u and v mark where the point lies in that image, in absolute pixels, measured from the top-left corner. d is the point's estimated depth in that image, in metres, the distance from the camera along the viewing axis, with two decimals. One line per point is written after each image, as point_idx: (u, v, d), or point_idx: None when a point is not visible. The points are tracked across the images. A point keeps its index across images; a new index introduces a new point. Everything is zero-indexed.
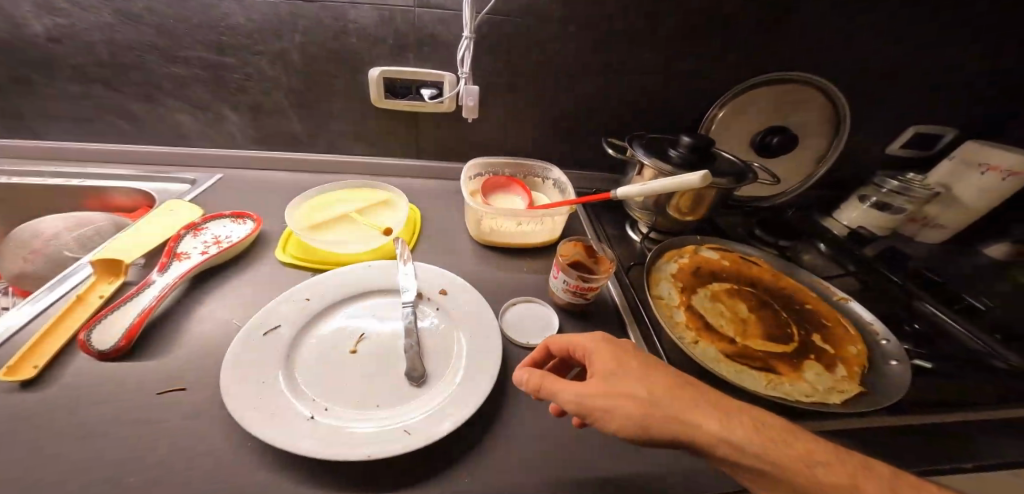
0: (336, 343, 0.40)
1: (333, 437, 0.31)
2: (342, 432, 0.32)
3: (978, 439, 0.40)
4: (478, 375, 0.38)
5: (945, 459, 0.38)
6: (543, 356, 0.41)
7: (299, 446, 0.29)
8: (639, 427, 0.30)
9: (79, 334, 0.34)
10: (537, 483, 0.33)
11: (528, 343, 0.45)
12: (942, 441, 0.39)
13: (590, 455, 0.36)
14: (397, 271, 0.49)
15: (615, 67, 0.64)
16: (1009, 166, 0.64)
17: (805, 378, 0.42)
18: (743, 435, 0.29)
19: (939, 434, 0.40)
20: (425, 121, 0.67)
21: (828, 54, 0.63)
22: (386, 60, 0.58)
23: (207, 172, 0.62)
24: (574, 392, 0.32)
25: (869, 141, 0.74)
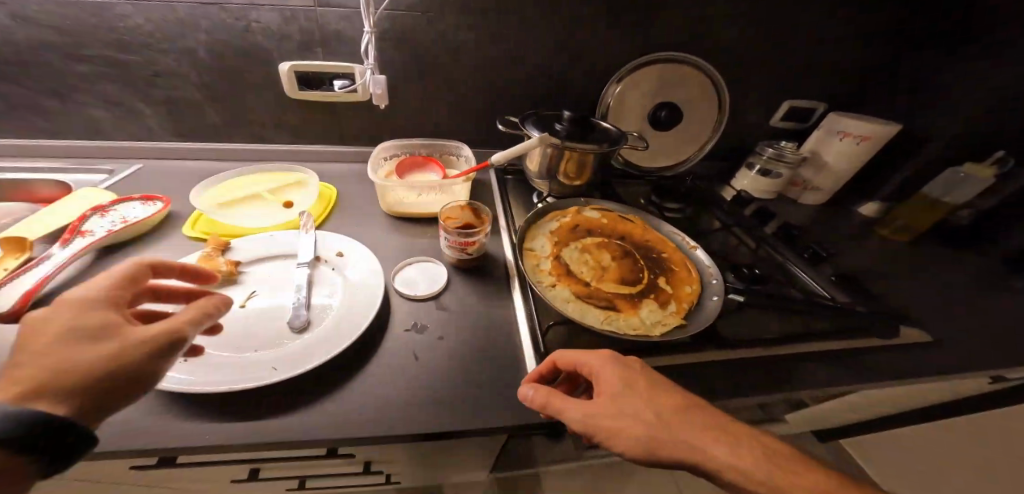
0: (226, 300, 0.45)
1: (201, 374, 0.36)
2: (210, 368, 0.37)
3: (788, 368, 0.47)
4: (350, 322, 0.44)
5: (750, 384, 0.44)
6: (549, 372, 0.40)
7: (177, 381, 0.35)
8: (648, 450, 0.31)
9: None
10: (378, 402, 0.40)
11: (415, 295, 0.51)
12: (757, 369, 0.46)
13: (433, 380, 0.42)
14: (298, 238, 0.54)
15: (513, 55, 0.73)
16: (859, 132, 0.78)
17: (642, 312, 0.48)
18: (760, 468, 0.30)
19: (756, 362, 0.47)
20: (340, 108, 0.73)
21: (704, 39, 0.76)
22: (294, 55, 0.64)
23: (140, 161, 0.69)
24: (579, 413, 0.33)
25: (747, 118, 0.88)
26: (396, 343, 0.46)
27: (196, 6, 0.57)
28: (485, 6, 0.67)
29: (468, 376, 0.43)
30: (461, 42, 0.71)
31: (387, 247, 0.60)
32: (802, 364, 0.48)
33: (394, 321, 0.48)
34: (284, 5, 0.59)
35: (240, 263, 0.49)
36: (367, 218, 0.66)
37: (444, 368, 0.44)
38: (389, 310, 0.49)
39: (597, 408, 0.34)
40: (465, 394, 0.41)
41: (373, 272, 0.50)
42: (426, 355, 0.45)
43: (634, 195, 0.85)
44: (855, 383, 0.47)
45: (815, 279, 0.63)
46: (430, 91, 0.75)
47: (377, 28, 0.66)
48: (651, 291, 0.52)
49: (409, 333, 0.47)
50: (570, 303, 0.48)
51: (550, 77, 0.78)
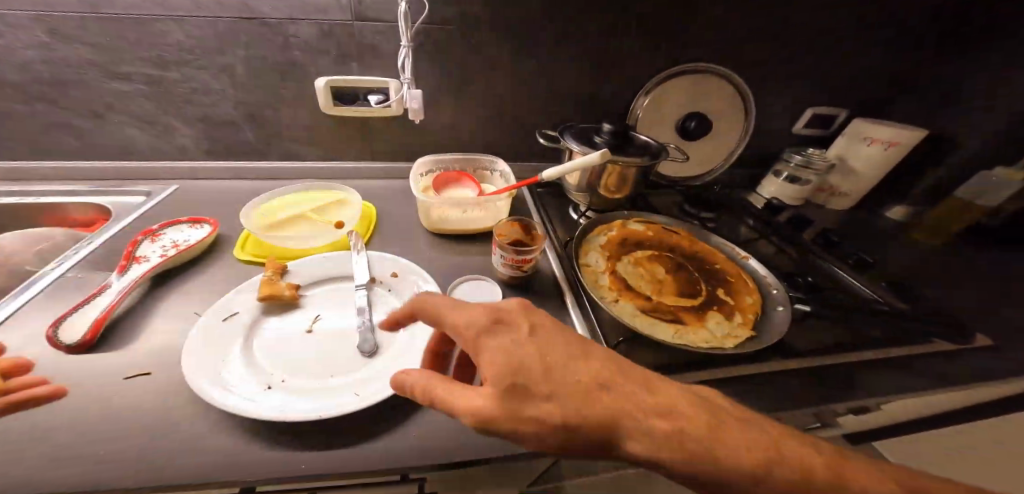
0: (292, 325, 0.44)
1: (288, 404, 0.35)
2: (295, 398, 0.36)
3: (866, 379, 0.47)
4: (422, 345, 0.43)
5: (836, 398, 0.43)
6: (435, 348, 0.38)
7: (271, 410, 0.34)
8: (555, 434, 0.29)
9: (47, 331, 0.39)
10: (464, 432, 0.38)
11: None
12: (835, 381, 0.46)
13: None
14: (352, 260, 0.53)
15: (546, 66, 0.73)
16: (886, 138, 0.79)
17: (714, 325, 0.48)
18: (653, 426, 0.30)
19: (833, 376, 0.46)
20: (373, 123, 0.72)
21: (734, 47, 0.76)
22: (330, 70, 0.63)
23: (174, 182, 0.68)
24: (474, 407, 0.30)
25: (773, 125, 0.89)
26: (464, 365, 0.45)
27: (234, 22, 0.56)
28: (519, 19, 0.67)
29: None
30: (495, 54, 0.70)
31: (436, 265, 0.59)
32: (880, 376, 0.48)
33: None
34: (323, 19, 0.58)
35: (300, 286, 0.49)
36: (411, 236, 0.65)
37: None
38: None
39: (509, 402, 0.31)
40: None
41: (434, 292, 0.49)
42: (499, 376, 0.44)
43: (665, 204, 0.85)
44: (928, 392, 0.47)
45: (868, 286, 0.64)
46: (462, 104, 0.75)
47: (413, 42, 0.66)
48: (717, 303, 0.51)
49: None
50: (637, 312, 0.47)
51: (582, 87, 0.78)
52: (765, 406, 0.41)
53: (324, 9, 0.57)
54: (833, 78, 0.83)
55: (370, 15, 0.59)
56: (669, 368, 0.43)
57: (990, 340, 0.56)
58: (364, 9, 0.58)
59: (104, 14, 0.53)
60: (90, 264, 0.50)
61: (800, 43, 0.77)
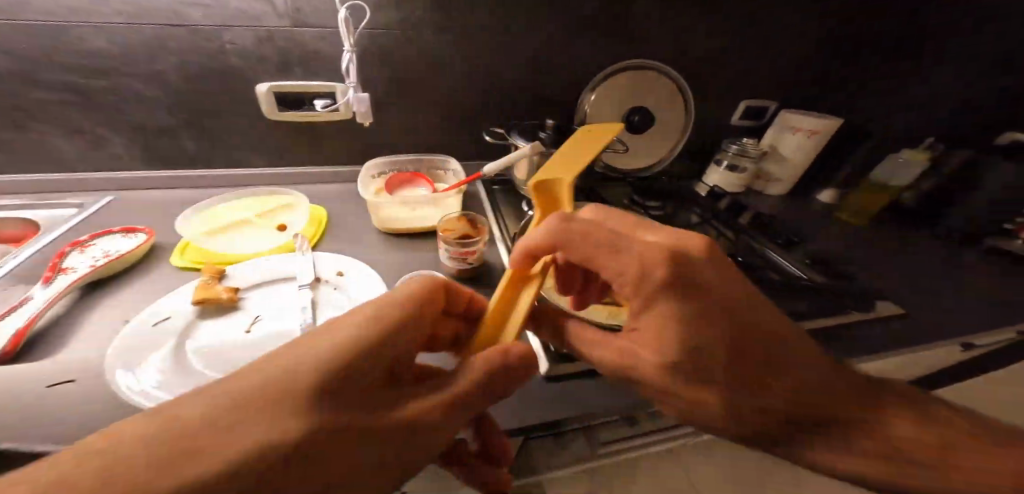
0: (230, 327, 0.44)
1: None
2: None
3: None
4: None
5: None
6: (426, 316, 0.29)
7: None
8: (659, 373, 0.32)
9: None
10: None
11: None
12: None
13: None
14: (296, 261, 0.54)
15: (494, 67, 0.76)
16: (809, 127, 0.86)
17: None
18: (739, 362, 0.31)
19: None
20: (321, 129, 0.72)
21: (668, 45, 0.81)
22: (272, 76, 0.63)
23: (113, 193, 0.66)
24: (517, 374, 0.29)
25: (713, 118, 0.95)
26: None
27: (164, 29, 0.55)
28: (462, 23, 0.69)
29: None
30: (442, 57, 0.72)
31: (386, 264, 0.60)
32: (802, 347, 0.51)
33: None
34: (258, 25, 0.58)
35: (239, 289, 0.49)
36: (362, 237, 0.66)
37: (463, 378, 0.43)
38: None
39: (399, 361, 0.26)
40: None
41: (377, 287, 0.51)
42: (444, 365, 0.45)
43: (615, 196, 0.88)
44: (840, 356, 0.51)
45: (796, 264, 0.69)
46: (413, 108, 0.76)
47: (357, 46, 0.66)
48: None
49: None
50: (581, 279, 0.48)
51: (530, 87, 0.80)
52: None
53: (261, 16, 0.57)
54: (761, 73, 0.89)
55: (309, 21, 0.59)
56: None
57: (902, 308, 0.61)
58: (303, 16, 0.59)
59: (20, 22, 0.51)
60: (17, 278, 0.49)
61: (728, 41, 0.83)
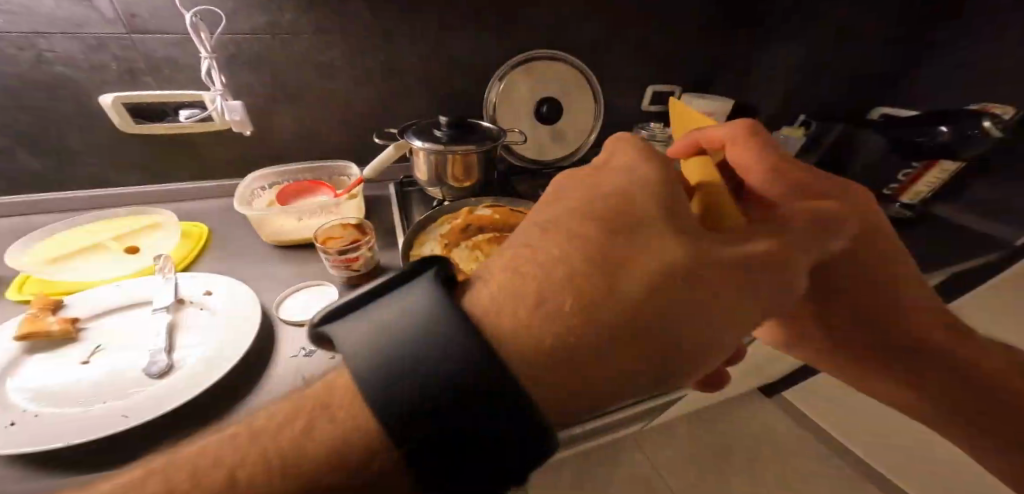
0: (65, 360, 0.40)
1: (29, 440, 0.31)
2: (41, 433, 0.32)
3: None
4: (224, 355, 0.40)
5: None
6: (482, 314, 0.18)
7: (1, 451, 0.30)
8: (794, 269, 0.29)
9: None
10: None
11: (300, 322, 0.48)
12: None
13: None
14: (154, 284, 0.50)
15: (386, 65, 0.73)
16: (707, 108, 0.90)
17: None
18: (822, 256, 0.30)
19: None
20: (197, 139, 0.69)
21: (563, 35, 0.82)
22: (117, 86, 0.60)
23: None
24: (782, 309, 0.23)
25: (623, 105, 0.97)
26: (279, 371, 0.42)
27: None
28: (339, 20, 0.66)
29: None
30: (324, 58, 0.68)
31: (270, 278, 0.57)
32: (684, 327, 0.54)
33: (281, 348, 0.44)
34: (86, 33, 0.55)
35: (78, 320, 0.44)
36: (248, 252, 0.61)
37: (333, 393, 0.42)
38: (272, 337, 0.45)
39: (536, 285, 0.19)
40: None
41: (245, 302, 0.48)
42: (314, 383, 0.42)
43: (533, 189, 0.88)
44: None
45: None
46: (302, 112, 0.72)
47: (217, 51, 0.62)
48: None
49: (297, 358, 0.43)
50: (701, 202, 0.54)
51: (431, 83, 0.78)
52: None
53: (86, 23, 0.54)
54: (662, 58, 0.92)
55: (149, 27, 0.57)
56: None
57: None
58: (141, 22, 0.56)
59: None
60: None
61: (622, 29, 0.84)
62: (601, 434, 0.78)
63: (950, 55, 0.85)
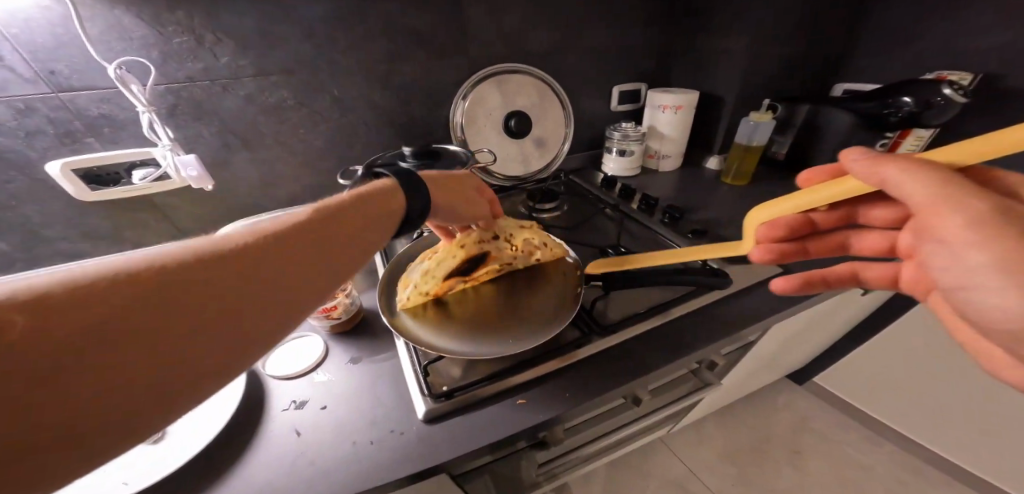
0: None
1: None
2: None
3: (655, 338, 0.54)
4: (217, 411, 0.44)
5: (626, 365, 0.51)
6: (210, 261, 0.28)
7: None
8: None
9: None
10: (260, 487, 0.38)
11: (286, 374, 0.50)
12: (630, 351, 0.52)
13: (325, 453, 0.41)
14: None
15: (342, 99, 0.72)
16: (672, 103, 0.91)
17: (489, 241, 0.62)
18: None
19: (626, 345, 0.53)
20: (157, 198, 0.68)
21: (517, 43, 0.80)
22: (60, 151, 0.58)
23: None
24: None
25: (590, 107, 0.97)
26: (272, 429, 0.44)
27: None
28: (282, 58, 0.64)
29: (369, 431, 0.44)
30: (274, 100, 0.67)
31: None
32: (667, 331, 0.55)
33: (271, 403, 0.47)
34: (11, 98, 0.53)
35: None
36: None
37: (331, 435, 0.43)
38: (259, 394, 0.48)
39: (352, 225, 0.38)
40: (371, 450, 0.42)
41: None
42: (311, 432, 0.43)
43: (514, 205, 0.87)
44: (709, 332, 0.54)
45: (678, 240, 0.70)
46: (264, 157, 0.71)
47: (153, 104, 0.60)
48: (508, 251, 0.64)
49: (288, 411, 0.46)
50: (815, 255, 0.51)
51: (391, 112, 0.77)
52: (562, 392, 0.48)
53: (4, 86, 0.52)
54: (618, 56, 0.92)
55: (72, 84, 0.55)
56: (472, 378, 0.48)
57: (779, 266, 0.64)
58: (61, 78, 0.54)
59: None
60: None
61: (573, 31, 0.84)
62: (620, 445, 0.77)
63: (902, 19, 0.86)
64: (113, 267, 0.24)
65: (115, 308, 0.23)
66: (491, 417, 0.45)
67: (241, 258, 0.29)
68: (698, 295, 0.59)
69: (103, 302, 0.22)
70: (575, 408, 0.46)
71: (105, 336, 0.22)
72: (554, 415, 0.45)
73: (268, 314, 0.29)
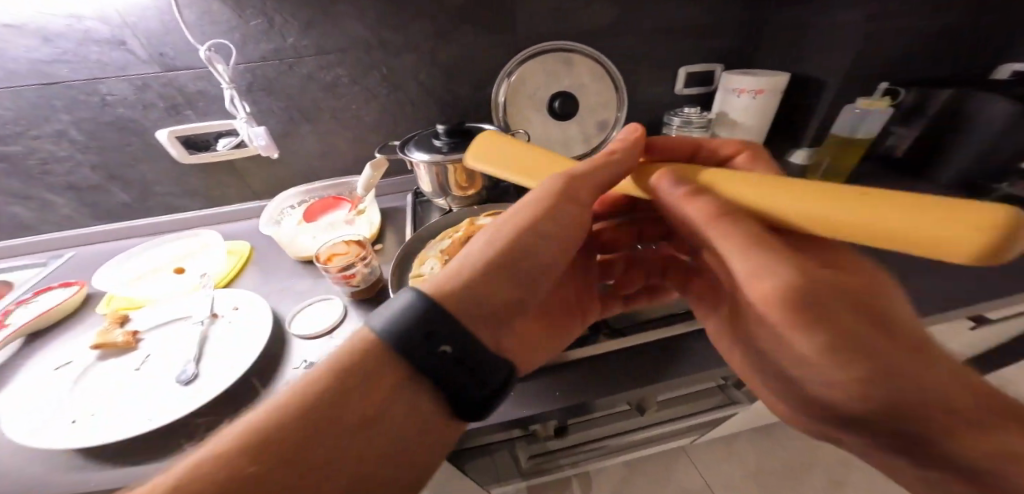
0: (123, 365, 0.49)
1: (81, 436, 0.39)
2: (91, 431, 0.39)
3: (672, 350, 0.48)
4: (238, 361, 0.47)
5: (630, 373, 0.46)
6: (341, 411, 0.25)
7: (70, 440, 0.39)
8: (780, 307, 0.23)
9: None
10: None
11: (311, 333, 0.52)
12: (640, 359, 0.48)
13: None
14: (200, 300, 0.58)
15: (390, 78, 0.74)
16: (750, 87, 0.77)
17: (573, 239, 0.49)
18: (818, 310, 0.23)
19: (636, 353, 0.48)
20: (237, 163, 0.79)
21: (571, 18, 0.75)
22: (167, 120, 0.70)
23: (97, 244, 0.80)
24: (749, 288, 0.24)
25: (649, 88, 0.87)
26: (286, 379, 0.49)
27: (46, 91, 0.63)
28: (338, 39, 0.68)
29: None
30: (331, 79, 0.72)
31: (289, 290, 0.63)
32: (689, 345, 0.49)
33: (285, 361, 0.49)
34: (135, 76, 0.65)
35: (139, 331, 0.54)
36: (278, 266, 0.68)
37: None
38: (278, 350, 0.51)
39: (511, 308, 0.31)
40: None
41: (263, 310, 0.55)
42: None
43: None
44: None
45: None
46: (321, 131, 0.78)
47: (234, 81, 0.68)
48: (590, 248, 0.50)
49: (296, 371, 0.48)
50: None
51: (436, 91, 0.78)
52: (554, 390, 0.45)
53: (128, 66, 0.63)
54: (690, 30, 0.81)
55: (175, 64, 0.65)
56: None
57: None
58: (168, 60, 0.65)
59: None
60: None
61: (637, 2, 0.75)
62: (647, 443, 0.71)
63: None
64: (254, 429, 0.24)
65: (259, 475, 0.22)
66: None
67: (366, 392, 0.26)
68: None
69: (254, 478, 0.22)
70: (563, 408, 0.43)
71: None
72: (539, 412, 0.43)
73: (402, 450, 0.27)
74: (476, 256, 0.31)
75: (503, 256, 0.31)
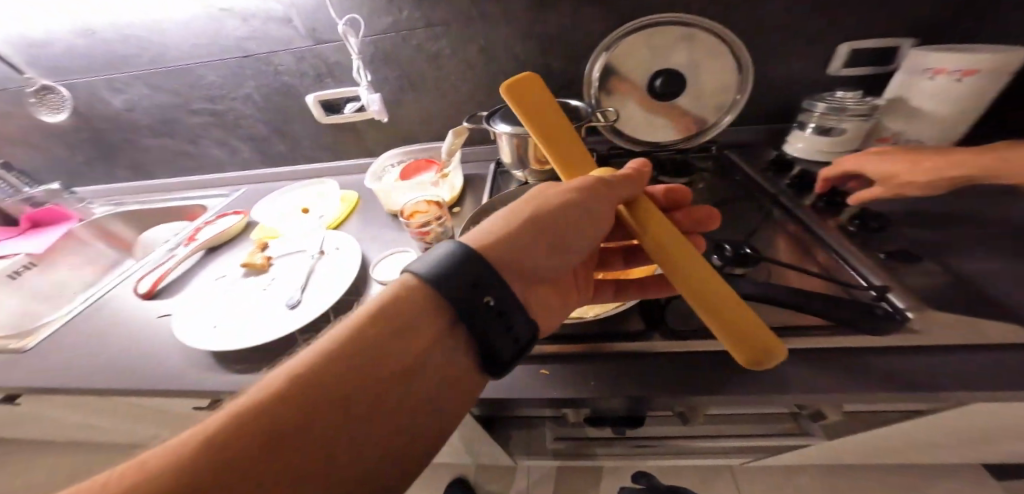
0: (257, 283, 0.63)
1: (219, 338, 0.52)
2: (227, 335, 0.52)
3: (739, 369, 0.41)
4: (327, 296, 0.57)
5: (680, 382, 0.41)
6: (372, 358, 0.27)
7: (212, 339, 0.52)
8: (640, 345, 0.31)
9: (141, 289, 0.68)
10: None
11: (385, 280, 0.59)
12: (695, 369, 0.42)
13: None
14: (313, 240, 0.71)
15: (489, 49, 0.77)
16: (955, 66, 0.56)
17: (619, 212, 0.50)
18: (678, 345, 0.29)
19: (693, 362, 0.43)
20: (357, 125, 0.92)
21: None
22: (312, 86, 0.86)
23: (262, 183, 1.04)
24: None
25: (784, 63, 0.72)
26: None
27: (241, 61, 0.83)
28: (447, 12, 0.73)
29: None
30: (437, 50, 0.78)
31: (378, 237, 0.72)
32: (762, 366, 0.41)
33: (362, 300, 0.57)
34: (295, 49, 0.80)
35: (272, 257, 0.69)
36: (374, 217, 0.79)
37: None
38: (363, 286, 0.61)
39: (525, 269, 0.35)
40: None
41: (355, 254, 0.65)
42: None
43: None
44: (832, 388, 0.38)
45: (851, 259, 0.48)
46: (424, 99, 0.86)
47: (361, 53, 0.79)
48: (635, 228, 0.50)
49: None
50: None
51: (531, 62, 0.78)
52: (588, 378, 0.43)
53: (291, 41, 0.79)
54: None
55: (322, 39, 0.78)
56: None
57: None
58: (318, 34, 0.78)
59: (192, 81, 0.88)
60: (184, 239, 0.84)
61: None
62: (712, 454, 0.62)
63: None
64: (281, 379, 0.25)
65: (289, 419, 0.23)
66: (510, 374, 0.45)
67: (390, 341, 0.28)
68: (835, 335, 0.40)
69: (280, 420, 0.23)
70: (594, 399, 0.41)
71: (284, 449, 0.22)
72: (569, 397, 0.42)
73: (425, 401, 0.28)
74: (505, 225, 0.35)
75: (531, 228, 0.35)
